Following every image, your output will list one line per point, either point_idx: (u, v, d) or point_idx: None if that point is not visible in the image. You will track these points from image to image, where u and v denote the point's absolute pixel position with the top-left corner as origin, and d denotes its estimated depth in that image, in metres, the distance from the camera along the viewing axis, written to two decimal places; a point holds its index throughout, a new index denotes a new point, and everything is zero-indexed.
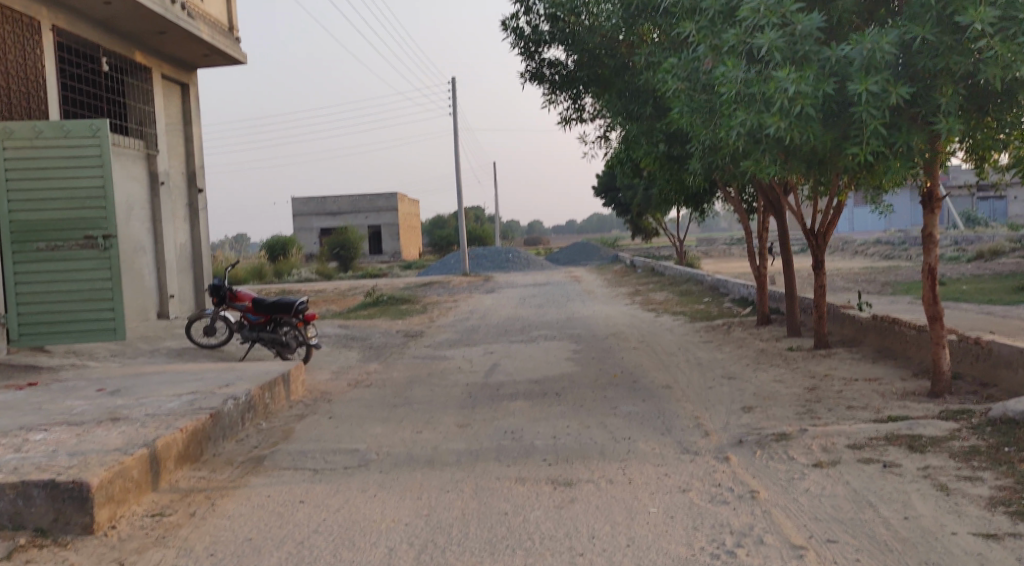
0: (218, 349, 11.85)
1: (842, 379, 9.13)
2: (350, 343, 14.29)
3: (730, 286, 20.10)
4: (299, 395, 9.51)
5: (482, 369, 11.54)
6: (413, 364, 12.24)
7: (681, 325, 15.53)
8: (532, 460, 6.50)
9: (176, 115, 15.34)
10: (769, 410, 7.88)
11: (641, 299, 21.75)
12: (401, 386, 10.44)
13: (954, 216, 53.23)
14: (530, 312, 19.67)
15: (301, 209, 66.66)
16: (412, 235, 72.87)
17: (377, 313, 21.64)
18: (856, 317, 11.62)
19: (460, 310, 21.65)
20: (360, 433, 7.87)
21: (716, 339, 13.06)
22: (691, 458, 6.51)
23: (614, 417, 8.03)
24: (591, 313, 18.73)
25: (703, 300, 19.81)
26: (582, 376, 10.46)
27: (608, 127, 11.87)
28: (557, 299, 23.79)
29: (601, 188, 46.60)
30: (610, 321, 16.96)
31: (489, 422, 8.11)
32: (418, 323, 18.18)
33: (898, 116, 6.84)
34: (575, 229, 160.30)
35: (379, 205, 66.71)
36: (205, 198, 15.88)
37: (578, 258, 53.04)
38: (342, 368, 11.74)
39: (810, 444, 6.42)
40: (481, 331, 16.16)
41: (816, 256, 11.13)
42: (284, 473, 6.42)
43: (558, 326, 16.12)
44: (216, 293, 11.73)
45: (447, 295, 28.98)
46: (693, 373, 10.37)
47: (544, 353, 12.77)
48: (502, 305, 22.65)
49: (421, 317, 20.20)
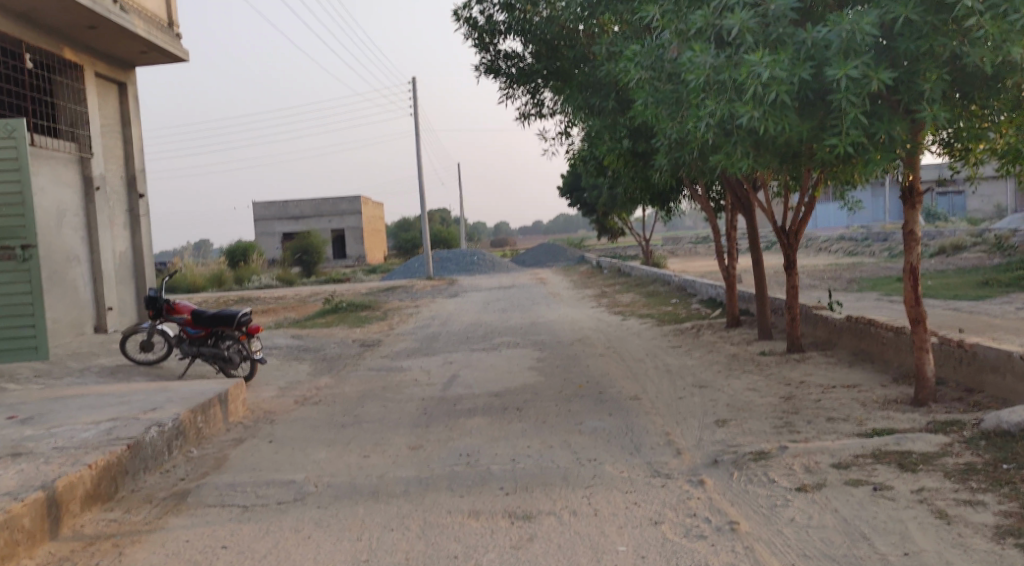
0: (157, 365, 11.07)
1: (819, 386, 8.60)
2: (302, 354, 13.55)
3: (698, 286, 19.63)
4: (239, 416, 8.77)
5: (439, 381, 10.88)
6: (367, 376, 11.55)
7: (649, 328, 14.99)
8: (487, 489, 5.86)
9: (113, 117, 14.49)
10: (745, 424, 7.31)
11: (608, 301, 21.20)
12: (352, 402, 9.75)
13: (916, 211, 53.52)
14: (494, 317, 19.03)
15: (262, 214, 65.44)
16: (376, 239, 71.92)
17: (336, 321, 20.86)
18: (830, 318, 11.13)
19: (422, 317, 20.95)
20: (301, 459, 7.18)
21: (685, 344, 12.52)
22: (662, 482, 5.91)
23: (579, 434, 7.41)
24: (556, 318, 18.14)
25: (671, 301, 19.30)
26: (545, 387, 9.84)
27: (568, 123, 11.28)
28: (522, 302, 23.17)
29: (566, 188, 46.10)
30: (577, 326, 16.37)
31: (443, 443, 7.45)
32: (377, 331, 17.46)
33: (879, 104, 6.31)
34: (542, 230, 159.91)
35: (342, 208, 65.69)
36: (147, 204, 15.05)
37: (545, 259, 52.50)
38: (290, 383, 11.00)
39: (792, 464, 5.85)
40: (442, 339, 15.49)
41: (787, 256, 10.63)
42: (209, 512, 5.72)
43: (522, 333, 15.50)
44: (152, 305, 10.95)
45: (410, 300, 28.25)
46: (662, 381, 9.79)
47: (506, 362, 12.14)
48: (466, 310, 21.98)
49: (381, 324, 19.47)
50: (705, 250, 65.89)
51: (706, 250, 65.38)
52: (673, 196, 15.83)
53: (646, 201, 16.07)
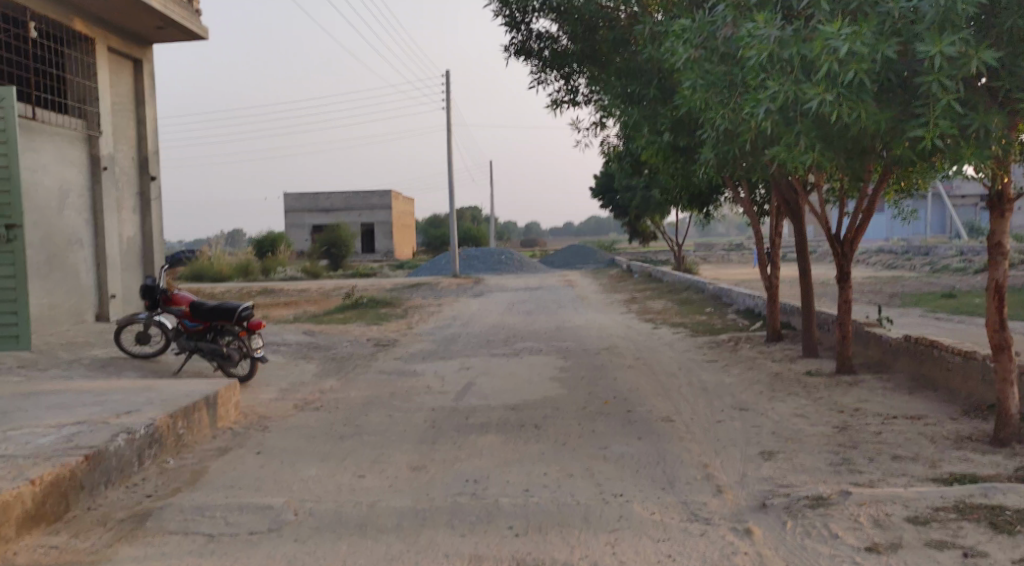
0: (153, 359, 10.33)
1: (877, 416, 7.63)
2: (311, 352, 12.77)
3: (734, 296, 18.63)
4: (230, 421, 7.98)
5: (454, 389, 10.03)
6: (378, 380, 10.73)
7: (682, 339, 14.04)
8: (495, 529, 4.99)
9: (126, 94, 13.81)
10: (796, 458, 6.38)
11: (638, 307, 20.26)
12: (357, 409, 8.93)
13: (958, 227, 51.86)
14: (518, 320, 18.16)
15: (293, 205, 65.10)
16: (406, 235, 71.35)
17: (354, 317, 20.11)
18: (885, 337, 10.12)
19: (443, 316, 20.13)
20: (289, 476, 6.36)
21: (722, 358, 11.56)
22: (702, 529, 5.00)
23: (604, 461, 6.52)
24: (583, 323, 17.23)
25: (705, 310, 18.32)
26: (568, 402, 8.95)
27: (604, 113, 10.40)
28: (549, 305, 22.27)
29: (599, 189, 45.11)
30: (604, 333, 15.45)
31: (449, 464, 6.59)
32: (394, 330, 16.67)
33: (973, 93, 5.36)
34: (572, 232, 158.78)
35: (373, 202, 65.16)
36: (159, 188, 14.36)
37: (574, 261, 51.55)
38: (293, 384, 10.22)
39: (858, 515, 4.93)
40: (461, 341, 14.64)
41: (841, 267, 9.64)
42: (168, 541, 4.90)
43: (547, 338, 14.61)
44: (149, 295, 10.22)
45: (433, 298, 27.47)
46: (697, 401, 8.86)
47: (527, 370, 11.27)
48: (490, 311, 21.13)
49: (400, 322, 18.67)
50: (737, 258, 64.55)
51: (739, 258, 64.05)
52: (714, 199, 14.85)
53: (684, 203, 15.10)
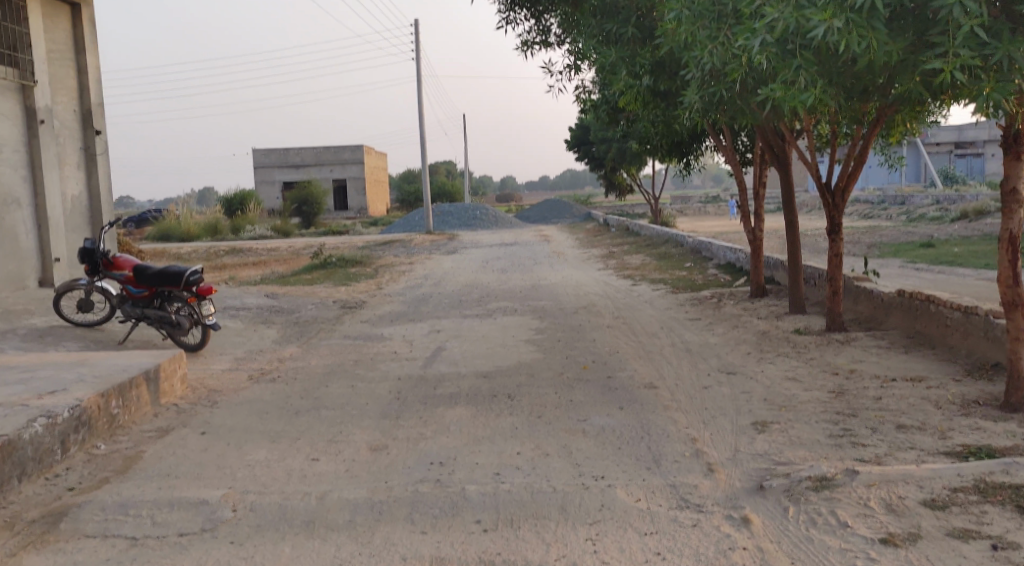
0: (97, 328, 9.60)
1: (874, 378, 7.10)
2: (272, 316, 12.07)
3: (714, 250, 18.07)
4: (174, 397, 7.31)
5: (422, 355, 9.41)
6: (341, 346, 10.07)
7: (662, 295, 13.46)
8: (459, 524, 4.39)
9: (63, 43, 12.85)
10: (792, 429, 5.83)
11: (615, 262, 19.66)
12: (316, 380, 8.28)
13: (934, 175, 51.60)
14: (492, 278, 17.52)
15: (262, 162, 63.61)
16: (379, 191, 70.13)
17: (322, 277, 19.36)
18: (877, 292, 9.59)
19: (415, 275, 19.43)
20: (233, 461, 5.72)
21: (705, 316, 11.00)
22: (694, 518, 4.43)
23: (582, 437, 5.93)
24: (559, 280, 16.61)
25: (684, 265, 17.75)
26: (544, 368, 8.35)
27: (579, 55, 9.66)
28: (524, 262, 21.61)
29: (574, 141, 44.25)
30: (581, 290, 14.84)
31: (412, 443, 5.98)
32: (362, 291, 15.95)
33: (997, 19, 4.71)
34: (548, 186, 157.67)
35: (344, 158, 63.83)
36: (106, 143, 13.48)
37: (549, 216, 50.83)
38: (249, 353, 9.53)
39: (867, 500, 4.38)
40: (431, 301, 13.98)
41: (832, 218, 9.05)
42: (83, 547, 4.26)
43: (522, 297, 13.99)
44: (89, 259, 9.43)
45: (405, 255, 26.72)
46: (681, 365, 8.30)
47: (500, 332, 10.65)
48: (463, 268, 20.45)
49: (369, 282, 17.95)
50: (713, 210, 64.14)
51: (715, 210, 63.59)
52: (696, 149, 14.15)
53: (663, 154, 14.43)
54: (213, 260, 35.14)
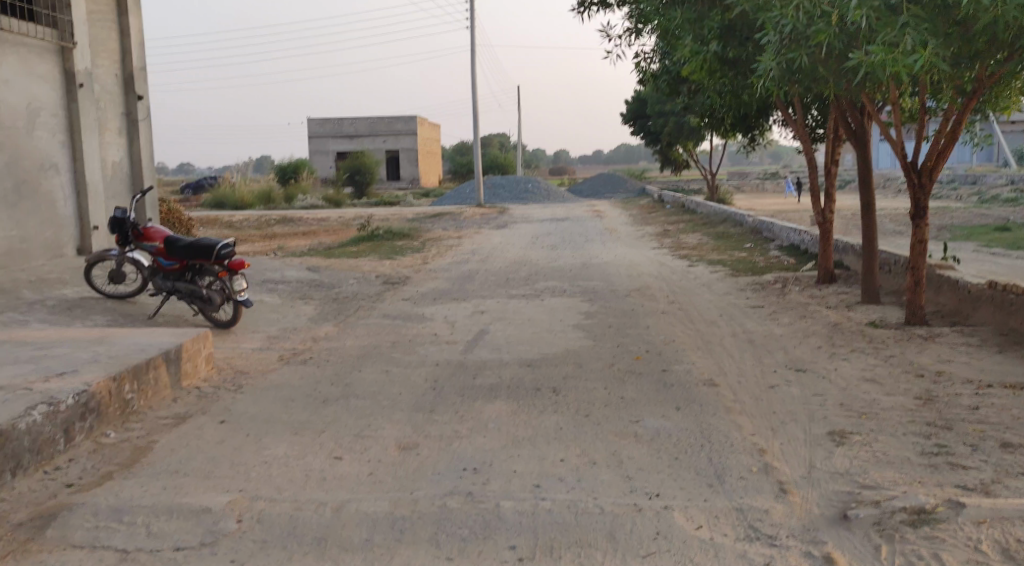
0: (128, 300, 9.21)
1: (966, 383, 6.32)
2: (312, 292, 11.62)
3: (776, 230, 17.17)
4: (198, 380, 6.85)
5: (463, 338, 8.84)
6: (380, 326, 9.56)
7: (721, 279, 12.69)
8: (492, 550, 3.80)
9: (106, 4, 12.45)
10: (877, 443, 5.12)
11: (671, 241, 18.87)
12: (350, 364, 7.77)
13: (1007, 155, 49.33)
14: (541, 255, 16.87)
15: (317, 131, 63.58)
16: (431, 162, 69.74)
17: (368, 250, 18.91)
18: (964, 283, 8.73)
19: (462, 250, 18.87)
20: (250, 456, 5.22)
21: (768, 304, 10.23)
22: (766, 553, 3.78)
23: (635, 443, 5.29)
24: (611, 259, 15.89)
25: (744, 246, 16.89)
26: (594, 358, 7.72)
27: (641, 17, 8.92)
28: (575, 238, 20.91)
29: (630, 114, 43.17)
30: (635, 271, 14.12)
31: (445, 443, 5.41)
32: (408, 266, 15.44)
33: None
34: (602, 160, 155.83)
35: (398, 128, 63.47)
36: (149, 108, 13.09)
37: (603, 191, 49.86)
38: (283, 331, 9.06)
39: (978, 543, 3.67)
40: (478, 279, 13.39)
41: (917, 201, 8.24)
42: (66, 560, 3.78)
43: (572, 277, 13.32)
44: (119, 229, 9.03)
45: (455, 229, 26.18)
46: (744, 359, 7.58)
47: (548, 315, 10.02)
48: (512, 244, 19.83)
49: (415, 256, 17.44)
50: (772, 188, 62.43)
51: (773, 188, 61.88)
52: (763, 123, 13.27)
53: (727, 128, 13.57)
54: (263, 229, 35.03)
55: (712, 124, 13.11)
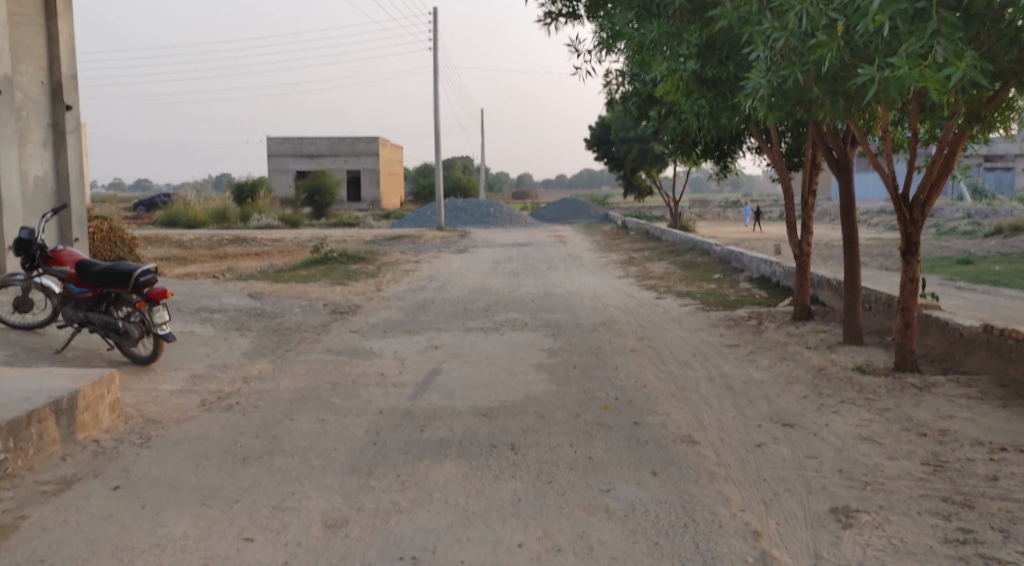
0: (35, 332, 8.20)
1: (976, 444, 5.62)
2: (250, 322, 10.66)
3: (746, 261, 16.57)
4: (97, 431, 5.91)
5: (413, 380, 7.97)
6: (321, 363, 8.64)
7: (691, 314, 11.97)
8: None
9: (32, 7, 11.47)
10: (888, 525, 4.36)
11: (637, 270, 18.18)
12: (282, 410, 6.86)
13: (965, 188, 49.76)
14: (502, 283, 16.07)
15: (276, 150, 62.33)
16: (393, 183, 68.80)
17: (320, 275, 17.95)
18: (957, 326, 8.09)
19: (419, 276, 18.00)
20: (141, 538, 4.30)
21: (744, 343, 9.51)
22: None
23: (606, 523, 4.47)
24: (575, 289, 15.13)
25: (712, 276, 16.25)
26: (557, 406, 6.90)
27: (613, 32, 8.22)
28: (537, 265, 20.15)
29: (594, 140, 42.78)
30: (600, 302, 13.37)
31: (381, 520, 4.55)
32: (359, 293, 14.54)
33: None
34: (565, 185, 156.06)
35: (359, 149, 62.48)
36: (78, 119, 12.07)
37: (565, 216, 49.33)
38: (211, 369, 8.11)
39: None
40: (433, 309, 12.54)
41: (907, 236, 7.56)
42: None
43: (533, 308, 12.52)
44: (25, 252, 8.04)
45: (412, 253, 25.27)
46: (724, 410, 6.82)
47: (507, 352, 9.19)
48: (472, 270, 18.99)
49: (368, 282, 16.52)
50: (733, 216, 62.51)
51: (735, 216, 61.93)
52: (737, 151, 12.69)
53: (698, 155, 12.94)
54: (215, 249, 33.81)
55: (684, 149, 12.46)
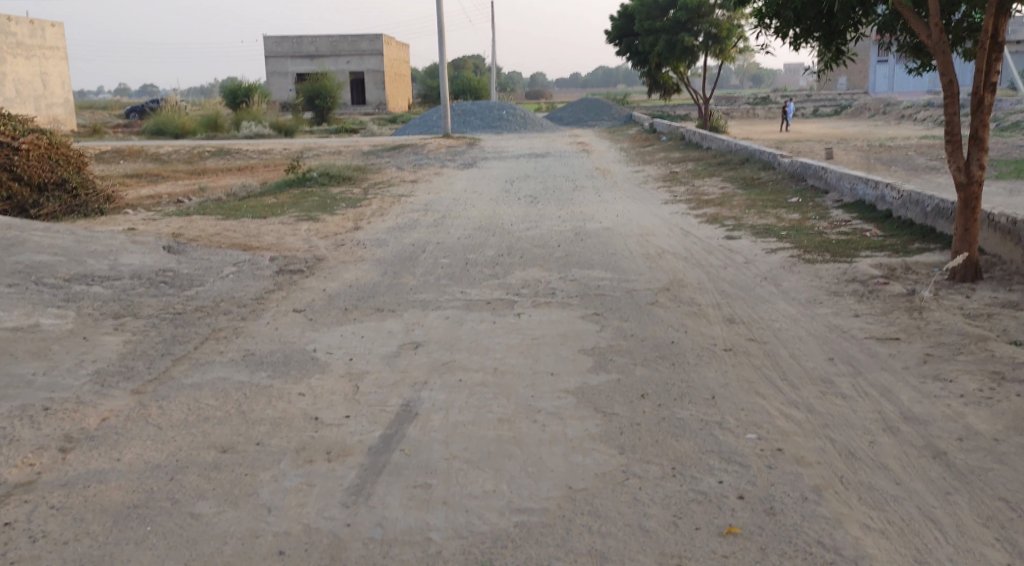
0: None
1: None
2: (145, 299, 7.18)
3: (832, 180, 12.90)
4: None
5: (368, 437, 4.55)
6: (220, 392, 5.20)
7: (788, 267, 8.40)
8: None
9: None
10: None
11: (685, 192, 14.55)
12: (83, 550, 3.42)
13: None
14: (518, 216, 12.48)
15: (273, 51, 57.74)
16: (399, 86, 64.25)
17: (290, 205, 14.43)
18: None
19: (413, 204, 14.45)
20: None
21: (905, 335, 5.99)
22: None
23: None
24: (613, 225, 11.56)
25: (788, 202, 12.64)
26: (634, 538, 3.47)
27: None
28: (559, 185, 16.50)
29: (616, 33, 38.13)
30: (650, 248, 9.80)
31: None
32: (330, 235, 11.04)
33: None
34: (580, 83, 149.76)
35: (361, 48, 57.80)
36: None
37: (585, 118, 45.17)
38: (14, 418, 4.67)
39: None
40: (423, 265, 9.04)
41: None
42: None
43: (560, 262, 9.00)
44: None
45: (410, 169, 21.65)
46: (974, 544, 3.39)
47: (528, 362, 5.73)
48: (479, 195, 15.40)
49: (348, 216, 12.96)
50: (763, 114, 58.00)
51: (766, 115, 57.47)
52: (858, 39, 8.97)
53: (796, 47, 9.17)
54: (194, 164, 30.21)
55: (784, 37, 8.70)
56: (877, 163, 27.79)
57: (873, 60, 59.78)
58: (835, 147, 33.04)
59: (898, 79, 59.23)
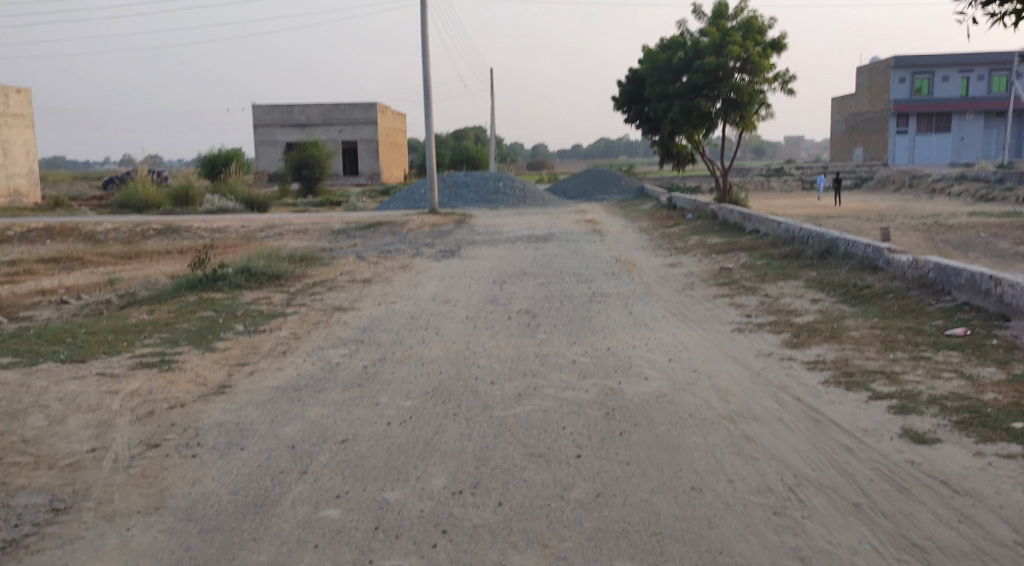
0: None
1: None
2: None
3: (1017, 299, 7.95)
4: None
5: None
6: None
7: None
8: None
9: None
10: None
11: (760, 312, 9.57)
12: None
13: None
14: (499, 362, 7.47)
15: (261, 119, 53.63)
16: (394, 155, 60.03)
17: (158, 329, 9.40)
18: None
19: (346, 327, 9.44)
20: None
21: None
22: None
23: None
24: (668, 388, 6.53)
25: (951, 339, 7.64)
26: None
27: None
28: (570, 290, 11.52)
29: (623, 98, 33.80)
30: (766, 474, 4.78)
31: None
32: (150, 419, 5.99)
33: None
34: (580, 154, 146.50)
35: (354, 116, 53.68)
36: None
37: (592, 190, 40.59)
38: None
39: None
40: (278, 543, 4.01)
41: None
42: None
43: (586, 541, 3.97)
44: None
45: (372, 258, 16.65)
46: None
47: None
48: (452, 308, 10.39)
49: (227, 357, 7.92)
50: (779, 186, 53.41)
51: (783, 187, 53.09)
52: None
53: None
54: (131, 245, 25.30)
55: None
56: (946, 247, 22.86)
57: (893, 130, 54.64)
58: (885, 226, 28.24)
59: (919, 150, 54.31)
